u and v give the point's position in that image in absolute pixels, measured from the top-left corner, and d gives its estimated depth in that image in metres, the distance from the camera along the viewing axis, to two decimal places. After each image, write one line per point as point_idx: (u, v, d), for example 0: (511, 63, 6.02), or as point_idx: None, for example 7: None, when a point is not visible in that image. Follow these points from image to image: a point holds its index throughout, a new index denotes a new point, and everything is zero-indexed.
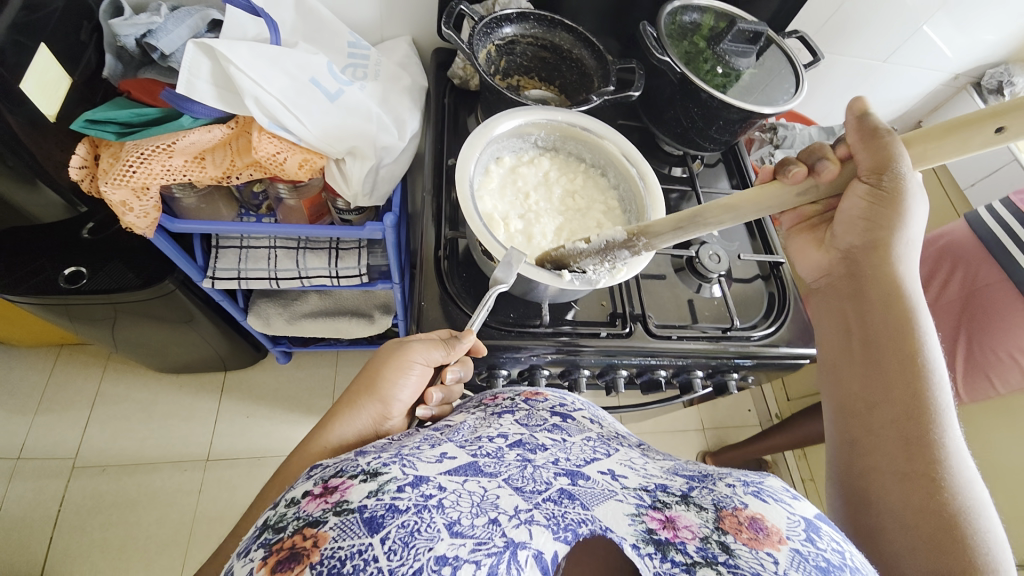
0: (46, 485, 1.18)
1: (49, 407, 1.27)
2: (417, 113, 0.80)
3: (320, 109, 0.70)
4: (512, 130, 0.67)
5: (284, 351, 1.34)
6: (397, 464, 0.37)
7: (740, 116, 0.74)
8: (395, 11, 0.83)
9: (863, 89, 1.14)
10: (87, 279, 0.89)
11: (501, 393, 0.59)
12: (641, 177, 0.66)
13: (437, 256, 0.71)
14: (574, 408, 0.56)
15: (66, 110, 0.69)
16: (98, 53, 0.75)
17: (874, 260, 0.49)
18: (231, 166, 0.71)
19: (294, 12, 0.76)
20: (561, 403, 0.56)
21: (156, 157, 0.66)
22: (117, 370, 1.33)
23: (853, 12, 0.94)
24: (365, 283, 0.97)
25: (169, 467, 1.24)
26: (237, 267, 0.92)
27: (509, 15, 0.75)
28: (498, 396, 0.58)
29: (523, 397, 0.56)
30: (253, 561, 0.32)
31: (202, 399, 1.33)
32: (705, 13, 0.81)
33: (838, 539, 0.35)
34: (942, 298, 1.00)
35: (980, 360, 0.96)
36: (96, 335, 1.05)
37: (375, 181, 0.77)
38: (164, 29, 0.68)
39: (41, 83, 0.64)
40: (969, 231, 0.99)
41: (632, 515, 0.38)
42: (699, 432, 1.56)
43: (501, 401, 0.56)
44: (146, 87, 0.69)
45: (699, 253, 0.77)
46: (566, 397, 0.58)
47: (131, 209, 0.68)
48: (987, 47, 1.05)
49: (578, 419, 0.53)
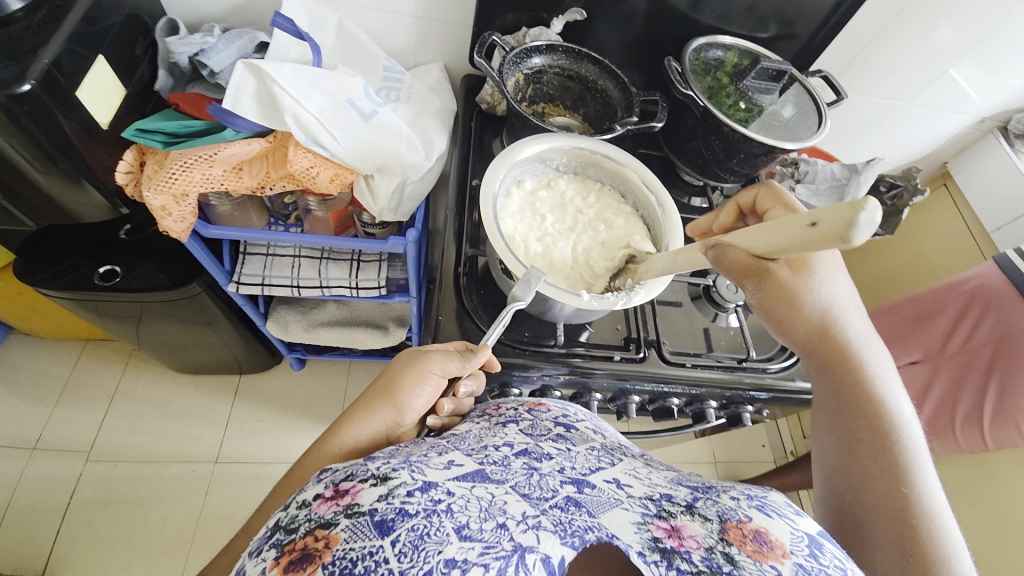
0: (60, 475, 1.20)
1: (70, 399, 1.30)
2: (445, 134, 0.83)
3: (354, 128, 0.73)
4: (535, 155, 0.69)
5: (299, 358, 1.36)
6: (406, 470, 0.38)
7: (762, 150, 0.75)
8: (429, 38, 0.87)
9: (885, 128, 1.14)
10: (120, 278, 0.92)
11: (505, 404, 0.60)
12: (660, 205, 0.67)
13: (457, 272, 0.73)
14: (577, 418, 0.56)
15: (117, 118, 0.74)
16: (151, 67, 0.80)
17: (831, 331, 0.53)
18: (266, 177, 0.74)
19: (335, 37, 0.80)
20: (563, 413, 0.56)
21: (197, 166, 0.70)
22: (137, 367, 1.37)
23: (877, 53, 0.95)
24: (383, 296, 1.00)
25: (179, 465, 1.26)
26: (263, 273, 0.95)
27: (538, 46, 0.78)
28: (502, 406, 0.59)
29: (527, 407, 0.57)
30: (265, 562, 0.33)
31: (216, 401, 1.36)
32: (729, 51, 0.83)
33: (841, 557, 0.35)
34: (973, 340, 0.99)
35: (1009, 408, 0.93)
36: (121, 332, 1.09)
37: (400, 198, 0.80)
38: (215, 49, 0.72)
39: (96, 92, 0.68)
40: (1000, 274, 0.98)
41: (638, 523, 0.38)
42: (710, 465, 1.53)
43: (504, 411, 0.57)
44: (194, 101, 0.74)
45: (717, 282, 0.78)
46: (570, 408, 0.59)
47: (171, 214, 0.71)
48: (1015, 92, 1.05)
49: (581, 429, 0.54)
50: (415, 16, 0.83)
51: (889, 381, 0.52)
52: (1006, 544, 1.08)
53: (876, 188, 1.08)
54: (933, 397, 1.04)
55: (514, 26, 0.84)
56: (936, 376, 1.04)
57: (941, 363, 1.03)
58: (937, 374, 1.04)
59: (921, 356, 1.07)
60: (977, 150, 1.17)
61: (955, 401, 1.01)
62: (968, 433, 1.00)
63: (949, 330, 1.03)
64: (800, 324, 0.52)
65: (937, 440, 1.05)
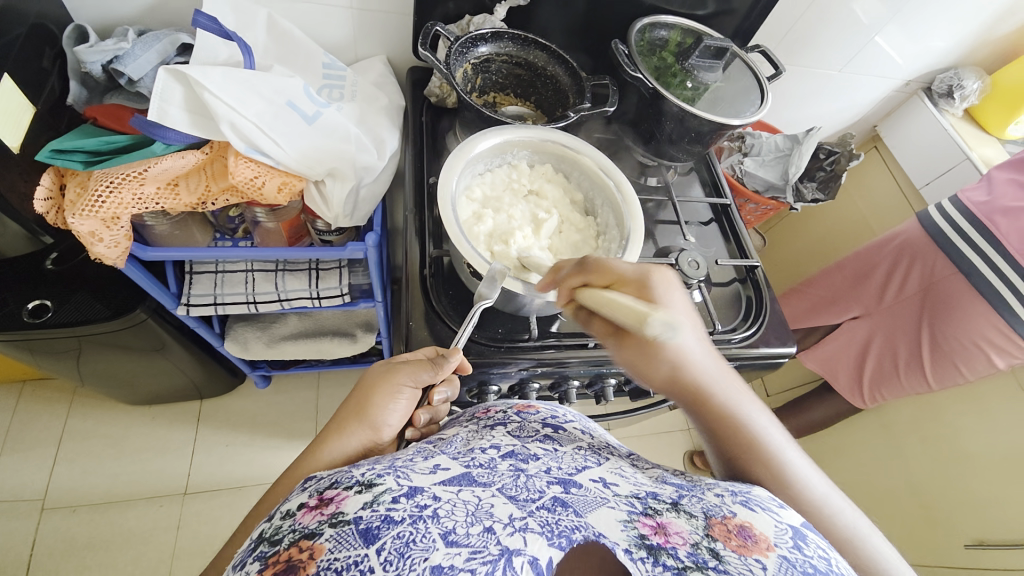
0: (11, 530, 1.11)
1: (12, 447, 1.19)
2: (396, 131, 0.79)
3: (297, 132, 0.69)
4: (492, 149, 0.67)
5: (263, 376, 1.30)
6: (392, 475, 0.37)
7: (711, 127, 0.77)
8: (369, 31, 0.83)
9: (820, 97, 1.20)
10: (53, 312, 0.85)
11: (493, 406, 0.58)
12: (618, 188, 0.66)
13: (422, 274, 0.71)
14: (565, 420, 0.55)
15: (32, 138, 0.67)
16: (62, 79, 0.72)
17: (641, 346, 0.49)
18: (206, 192, 0.69)
19: (266, 34, 0.75)
20: (552, 414, 0.56)
21: (127, 185, 0.64)
22: (85, 405, 1.27)
23: (810, 24, 0.99)
24: (347, 304, 0.96)
25: (145, 502, 1.19)
26: (213, 293, 0.90)
27: (483, 34, 0.76)
28: (491, 409, 0.57)
29: (515, 409, 0.56)
30: (248, 574, 0.31)
31: (178, 430, 1.28)
32: (672, 30, 0.84)
33: (823, 546, 0.36)
34: (904, 291, 1.07)
35: (945, 349, 1.01)
36: (61, 369, 1.00)
37: (355, 203, 0.76)
38: (132, 55, 0.66)
39: (4, 112, 0.61)
40: (920, 229, 1.05)
41: (624, 521, 0.38)
42: (684, 433, 1.59)
43: (493, 414, 0.56)
44: (114, 113, 0.68)
45: (679, 261, 0.79)
46: (558, 410, 0.58)
47: (101, 239, 0.65)
48: (935, 54, 1.11)
49: (569, 429, 0.53)
50: (351, 8, 0.79)
51: (762, 418, 0.50)
52: (954, 474, 1.18)
53: (817, 155, 1.13)
54: (873, 349, 1.14)
55: (456, 15, 0.81)
56: (875, 331, 1.13)
57: (879, 315, 1.12)
58: (877, 327, 1.13)
59: (861, 312, 1.15)
60: (905, 111, 1.24)
61: (894, 347, 1.10)
62: (912, 376, 1.08)
63: (883, 284, 1.10)
64: (660, 371, 0.50)
65: (886, 387, 1.13)
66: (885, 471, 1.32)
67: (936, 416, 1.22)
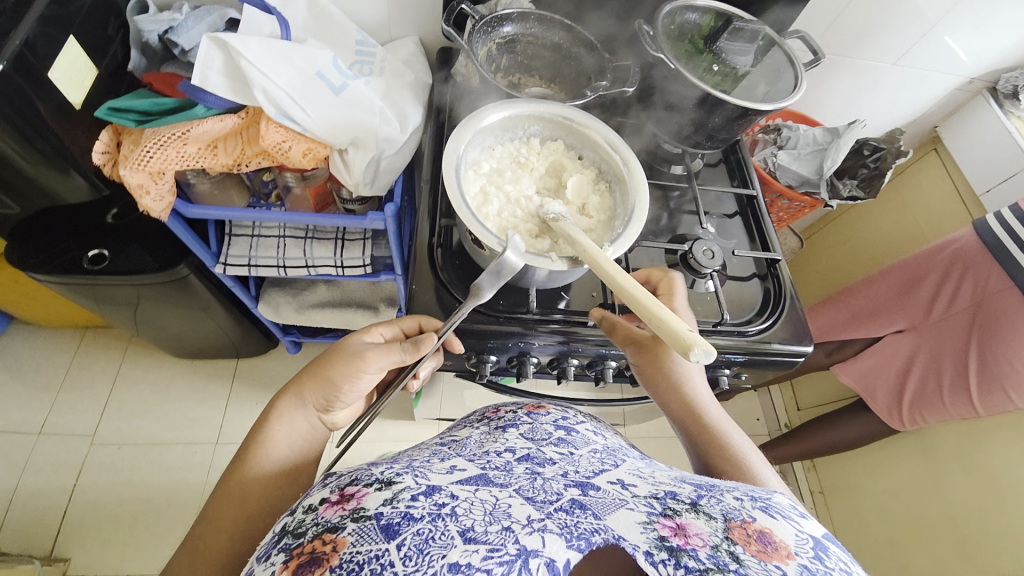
0: (65, 458, 1.24)
1: (73, 385, 1.34)
2: (419, 107, 0.82)
3: (325, 101, 0.74)
4: (500, 122, 0.68)
5: (294, 341, 1.38)
6: (410, 475, 0.39)
7: (736, 112, 0.75)
8: (402, 11, 0.87)
9: (872, 91, 1.12)
10: (108, 261, 0.94)
11: (503, 407, 0.61)
12: (624, 163, 0.66)
13: (431, 244, 0.74)
14: (577, 421, 0.57)
15: (93, 98, 0.75)
16: (124, 47, 0.80)
17: (647, 362, 0.60)
18: (241, 155, 0.74)
19: (307, 11, 0.80)
20: (563, 416, 0.57)
21: (172, 144, 0.70)
22: (137, 353, 1.39)
23: (859, 12, 0.94)
24: (369, 274, 1.01)
25: (181, 447, 1.29)
26: (248, 254, 0.96)
27: (509, 15, 0.77)
28: (501, 410, 0.60)
29: (526, 410, 0.58)
30: (275, 564, 0.33)
31: (215, 384, 1.38)
32: (705, 14, 0.82)
33: (846, 560, 0.34)
34: (954, 305, 0.99)
35: (996, 369, 0.92)
36: (119, 318, 1.11)
37: (376, 172, 0.79)
38: (185, 26, 0.73)
39: (68, 71, 0.69)
40: (976, 237, 0.97)
41: (644, 522, 0.36)
42: None
43: (503, 415, 0.58)
44: (166, 80, 0.74)
45: (693, 249, 0.77)
46: (569, 412, 0.60)
47: (148, 192, 0.72)
48: (1003, 51, 1.02)
49: (581, 432, 0.54)
50: None
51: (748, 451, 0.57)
52: (995, 508, 1.08)
53: (859, 152, 1.06)
54: (915, 367, 1.06)
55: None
56: (919, 346, 1.05)
57: (926, 330, 1.04)
58: (921, 344, 1.05)
59: (906, 326, 1.07)
60: (965, 113, 1.15)
61: (938, 368, 1.02)
62: (956, 400, 1.00)
63: (933, 295, 1.02)
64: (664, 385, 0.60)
65: (927, 409, 1.05)
66: (920, 498, 1.23)
67: (981, 443, 1.12)
